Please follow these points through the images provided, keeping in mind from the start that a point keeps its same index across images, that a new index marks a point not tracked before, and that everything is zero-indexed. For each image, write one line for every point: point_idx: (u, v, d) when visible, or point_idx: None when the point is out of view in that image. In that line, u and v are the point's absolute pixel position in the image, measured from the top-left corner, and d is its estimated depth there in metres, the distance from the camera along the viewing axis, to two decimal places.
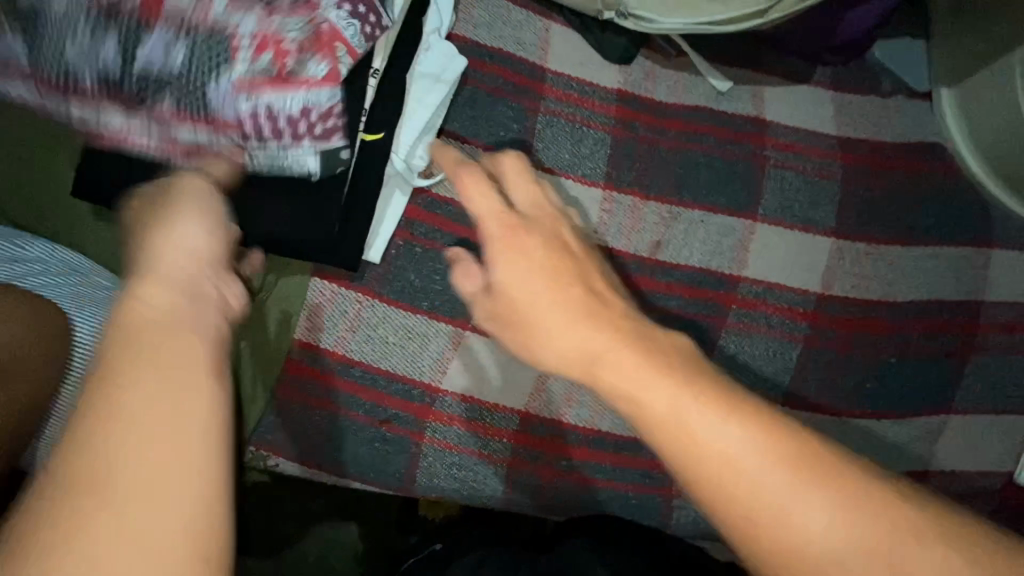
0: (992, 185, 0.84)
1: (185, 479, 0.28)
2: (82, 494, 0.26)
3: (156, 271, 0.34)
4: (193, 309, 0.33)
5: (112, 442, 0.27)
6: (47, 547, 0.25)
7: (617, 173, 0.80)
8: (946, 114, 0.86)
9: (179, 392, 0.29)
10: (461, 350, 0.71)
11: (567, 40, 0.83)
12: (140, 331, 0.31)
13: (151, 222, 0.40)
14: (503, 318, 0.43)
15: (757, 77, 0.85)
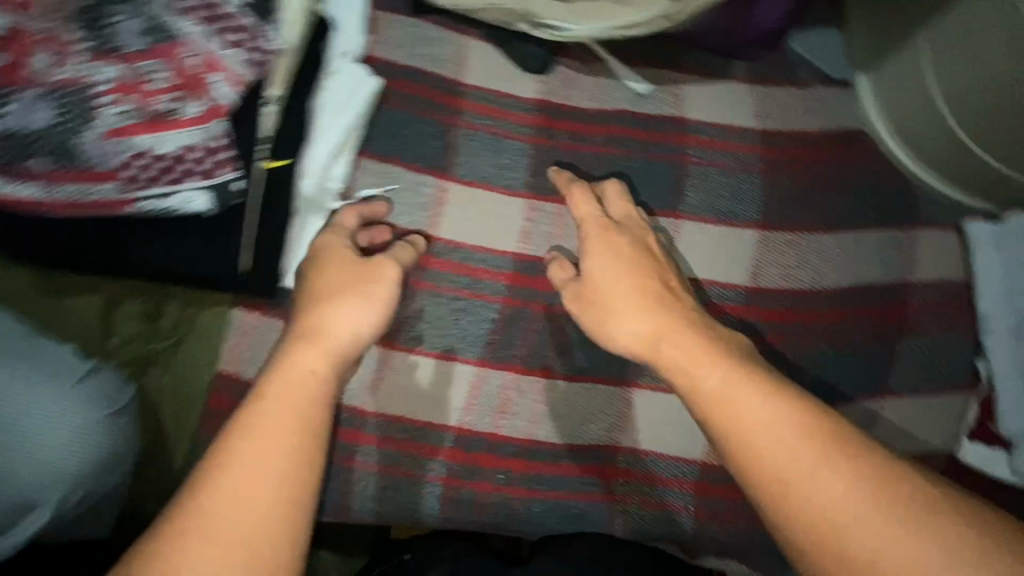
0: (915, 167, 0.85)
1: (289, 452, 0.50)
2: (248, 438, 0.50)
3: (320, 342, 0.58)
4: (328, 381, 0.57)
5: (269, 416, 0.52)
6: (224, 463, 0.48)
7: (539, 181, 0.80)
8: (865, 100, 0.88)
9: (306, 436, 0.52)
10: (390, 364, 0.73)
11: (483, 52, 0.84)
12: (303, 358, 0.57)
13: (338, 275, 0.64)
14: (593, 306, 0.67)
15: (676, 76, 0.86)
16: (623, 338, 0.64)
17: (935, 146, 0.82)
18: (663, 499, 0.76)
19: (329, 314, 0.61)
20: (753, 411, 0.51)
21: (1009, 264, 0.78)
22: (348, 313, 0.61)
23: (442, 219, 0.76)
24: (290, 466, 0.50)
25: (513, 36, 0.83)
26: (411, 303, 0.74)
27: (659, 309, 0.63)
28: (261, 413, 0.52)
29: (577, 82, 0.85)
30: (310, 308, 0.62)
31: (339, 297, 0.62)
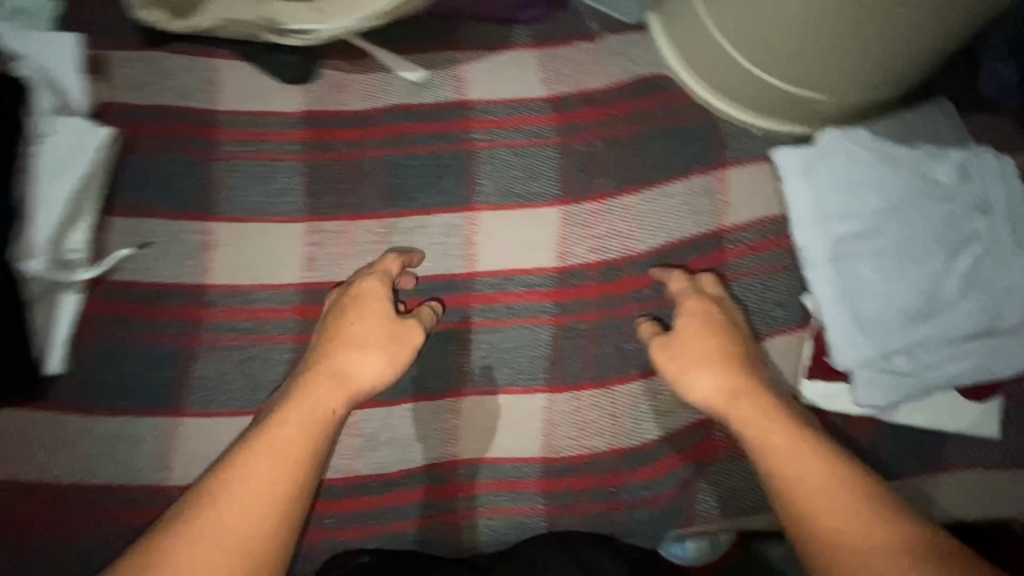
0: (718, 104, 0.79)
1: (291, 479, 0.54)
2: (259, 451, 0.55)
3: (342, 382, 0.62)
4: (340, 415, 0.61)
5: (282, 436, 0.56)
6: (234, 476, 0.53)
7: (317, 201, 0.73)
8: (659, 41, 0.82)
9: (296, 462, 0.55)
10: (180, 432, 0.67)
11: (236, 72, 0.77)
12: (313, 391, 0.61)
13: (340, 334, 0.65)
14: (675, 355, 0.67)
15: (452, 56, 0.80)
16: (698, 403, 0.65)
17: (729, 78, 0.76)
18: (509, 504, 0.74)
19: (354, 358, 0.64)
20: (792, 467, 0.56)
21: (819, 189, 0.73)
22: (365, 365, 0.64)
23: (214, 264, 0.71)
24: (281, 483, 0.54)
25: (265, 49, 0.77)
26: (191, 365, 0.69)
27: (729, 370, 0.64)
28: (263, 435, 0.57)
29: (346, 84, 0.78)
30: (329, 351, 0.64)
31: (357, 354, 0.64)
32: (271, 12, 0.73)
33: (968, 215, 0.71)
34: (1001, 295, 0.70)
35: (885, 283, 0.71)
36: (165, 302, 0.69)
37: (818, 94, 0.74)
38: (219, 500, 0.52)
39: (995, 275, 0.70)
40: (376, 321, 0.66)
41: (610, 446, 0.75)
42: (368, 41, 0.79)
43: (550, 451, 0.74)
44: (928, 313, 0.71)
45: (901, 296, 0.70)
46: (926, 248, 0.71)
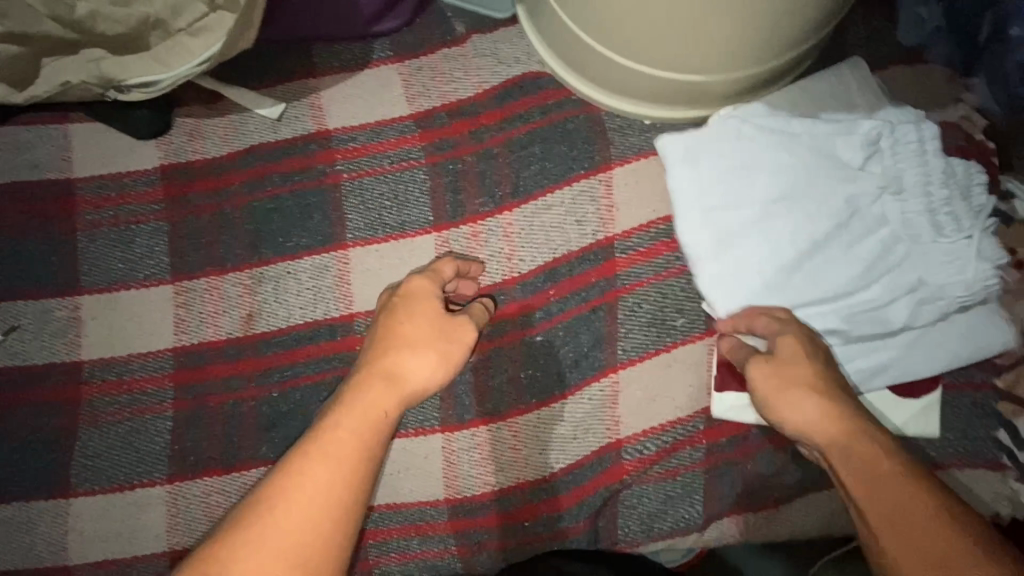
0: (599, 99, 0.72)
1: (347, 489, 0.50)
2: (315, 455, 0.51)
3: (393, 385, 0.57)
4: (394, 420, 0.55)
5: (341, 441, 0.52)
6: (298, 475, 0.50)
7: (184, 260, 0.71)
8: (527, 35, 0.74)
9: (358, 470, 0.51)
10: (71, 511, 0.67)
11: (90, 135, 0.75)
12: (366, 393, 0.56)
13: (395, 328, 0.60)
14: (781, 379, 0.56)
15: (309, 85, 0.75)
16: (786, 425, 0.55)
17: (600, 71, 0.68)
18: (418, 549, 0.71)
19: (401, 359, 0.58)
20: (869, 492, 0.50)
21: (705, 180, 0.65)
22: (412, 367, 0.58)
23: (84, 338, 0.69)
24: (337, 490, 0.50)
25: (114, 106, 0.74)
26: (74, 444, 0.67)
27: (822, 397, 0.54)
28: (323, 434, 0.52)
29: (204, 131, 0.75)
30: (378, 353, 0.59)
31: (406, 357, 0.59)
32: (104, 69, 0.70)
33: (873, 197, 0.63)
34: (915, 284, 0.63)
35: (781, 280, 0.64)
36: (38, 383, 0.68)
37: (701, 76, 0.65)
38: (279, 498, 0.49)
39: (909, 262, 0.63)
40: (425, 323, 0.61)
41: (517, 479, 0.70)
42: (220, 81, 0.75)
43: (453, 493, 0.70)
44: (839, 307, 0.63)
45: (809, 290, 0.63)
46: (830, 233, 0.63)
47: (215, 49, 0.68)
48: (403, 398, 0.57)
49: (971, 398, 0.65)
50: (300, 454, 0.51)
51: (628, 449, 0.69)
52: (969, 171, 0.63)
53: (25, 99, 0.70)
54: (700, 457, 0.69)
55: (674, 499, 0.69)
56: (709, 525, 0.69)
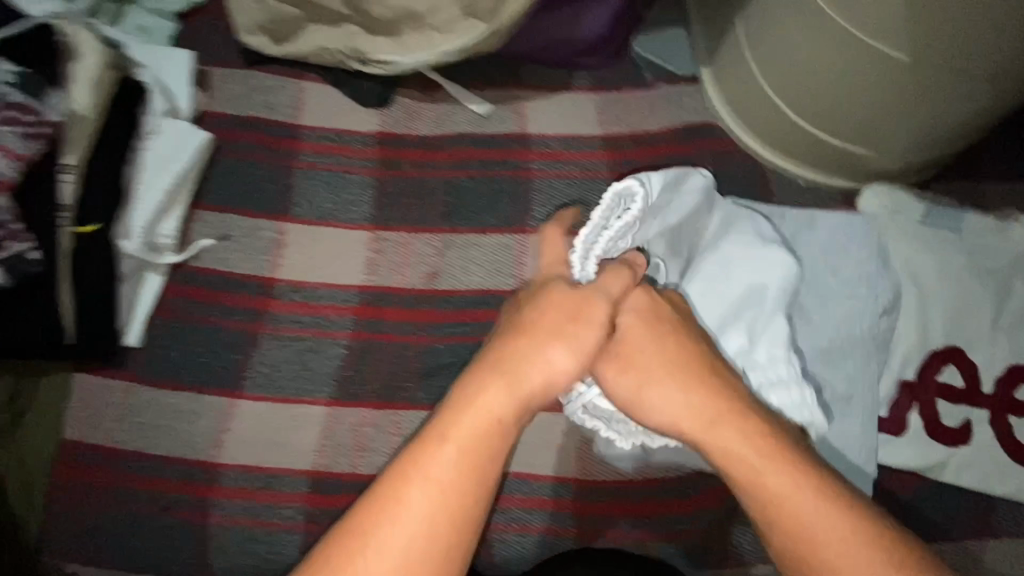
0: (765, 155, 0.83)
1: (447, 521, 0.46)
2: (417, 477, 0.46)
3: (512, 386, 0.50)
4: (511, 431, 0.49)
5: (446, 459, 0.47)
6: (393, 500, 0.46)
7: (384, 213, 0.80)
8: (708, 92, 0.87)
9: (472, 497, 0.47)
10: (236, 411, 0.71)
11: (321, 93, 0.85)
12: (478, 398, 0.49)
13: (528, 312, 0.55)
14: (627, 371, 0.56)
15: (515, 94, 0.87)
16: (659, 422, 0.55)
17: (775, 130, 0.81)
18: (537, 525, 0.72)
19: (529, 352, 0.52)
20: (728, 438, 0.51)
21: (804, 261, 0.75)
22: (540, 364, 0.52)
23: (283, 259, 0.76)
24: (445, 520, 0.45)
25: (350, 74, 0.85)
26: (254, 351, 0.73)
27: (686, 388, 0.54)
28: (427, 454, 0.47)
29: (419, 112, 0.86)
30: (502, 345, 0.53)
31: (535, 350, 0.52)
32: (358, 42, 0.82)
33: (973, 287, 0.75)
34: (1005, 363, 0.73)
35: (898, 338, 0.73)
36: (235, 290, 0.75)
37: (865, 150, 0.77)
38: (378, 527, 0.45)
39: (1001, 344, 0.73)
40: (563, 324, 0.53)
41: (649, 473, 0.73)
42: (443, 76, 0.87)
43: (583, 474, 0.73)
44: (935, 378, 0.72)
45: (893, 357, 0.73)
46: (917, 321, 0.73)
47: (459, 46, 0.80)
48: (521, 406, 0.50)
49: None
50: (396, 478, 0.46)
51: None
52: None
53: (278, 52, 0.83)
54: None
55: None
56: None
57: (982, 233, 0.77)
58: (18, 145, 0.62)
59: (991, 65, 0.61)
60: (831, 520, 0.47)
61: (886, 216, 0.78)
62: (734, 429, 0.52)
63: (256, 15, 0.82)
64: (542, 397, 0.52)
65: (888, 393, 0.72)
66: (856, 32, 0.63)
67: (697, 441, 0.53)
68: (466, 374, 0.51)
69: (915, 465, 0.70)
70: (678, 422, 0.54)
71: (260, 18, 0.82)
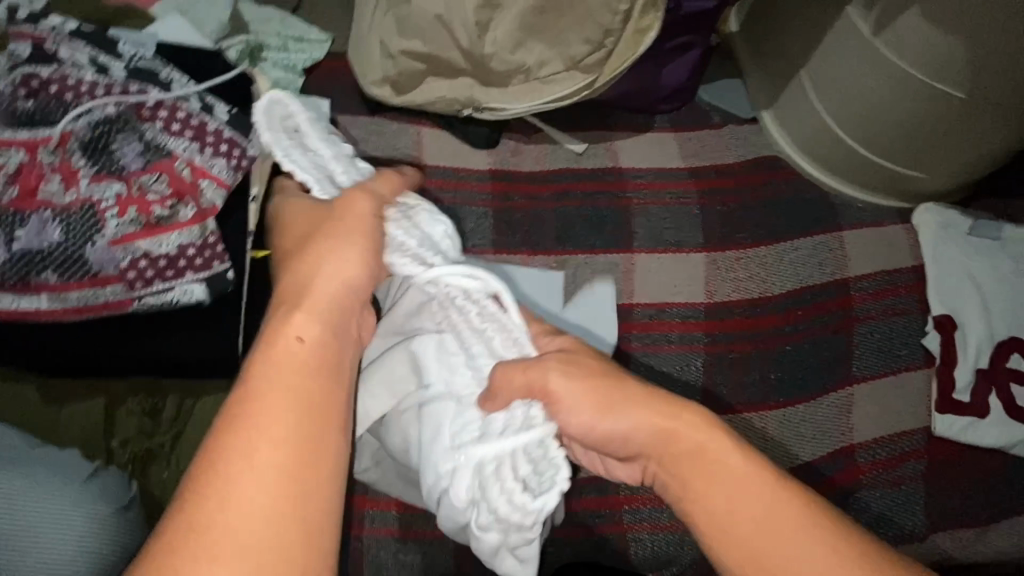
0: (829, 180, 0.95)
1: (283, 461, 0.44)
2: (245, 431, 0.45)
3: (305, 312, 0.52)
4: (323, 349, 0.51)
5: (266, 401, 0.46)
6: (228, 466, 0.43)
7: (504, 238, 0.89)
8: (770, 129, 1.00)
9: (319, 424, 0.47)
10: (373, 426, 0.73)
11: (437, 137, 0.97)
12: (273, 336, 0.50)
13: (312, 238, 0.57)
14: (579, 388, 0.54)
15: (606, 135, 0.99)
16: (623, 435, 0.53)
17: (838, 159, 0.93)
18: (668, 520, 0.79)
19: (309, 276, 0.55)
20: (693, 431, 0.51)
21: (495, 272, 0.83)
22: (319, 292, 0.54)
23: None
24: (299, 454, 0.45)
25: (462, 121, 0.96)
26: None
27: (649, 402, 0.53)
28: (252, 399, 0.46)
29: (523, 151, 0.97)
30: (286, 282, 0.55)
31: (313, 263, 0.55)
32: (474, 92, 0.93)
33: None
34: None
35: (968, 331, 0.84)
36: None
37: (917, 173, 0.90)
38: (230, 478, 0.43)
39: None
40: (337, 242, 0.57)
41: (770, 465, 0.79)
42: (542, 120, 0.98)
43: None
44: (1005, 365, 0.83)
45: (969, 349, 0.83)
46: (980, 317, 0.85)
47: (565, 96, 0.93)
48: (326, 324, 0.52)
49: None
50: (226, 433, 0.45)
51: (866, 450, 0.80)
52: None
53: (399, 101, 0.94)
54: (918, 471, 0.80)
55: (903, 507, 0.78)
56: (929, 534, 0.78)
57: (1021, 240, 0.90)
58: (224, 174, 0.64)
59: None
60: (784, 508, 0.47)
61: (940, 229, 0.90)
62: (688, 431, 0.51)
63: (383, 69, 0.92)
64: (336, 304, 0.54)
65: (970, 379, 0.82)
66: (917, 75, 0.79)
67: (670, 452, 0.52)
68: (265, 331, 0.51)
69: (999, 441, 0.80)
70: (656, 442, 0.52)
71: (389, 71, 0.92)
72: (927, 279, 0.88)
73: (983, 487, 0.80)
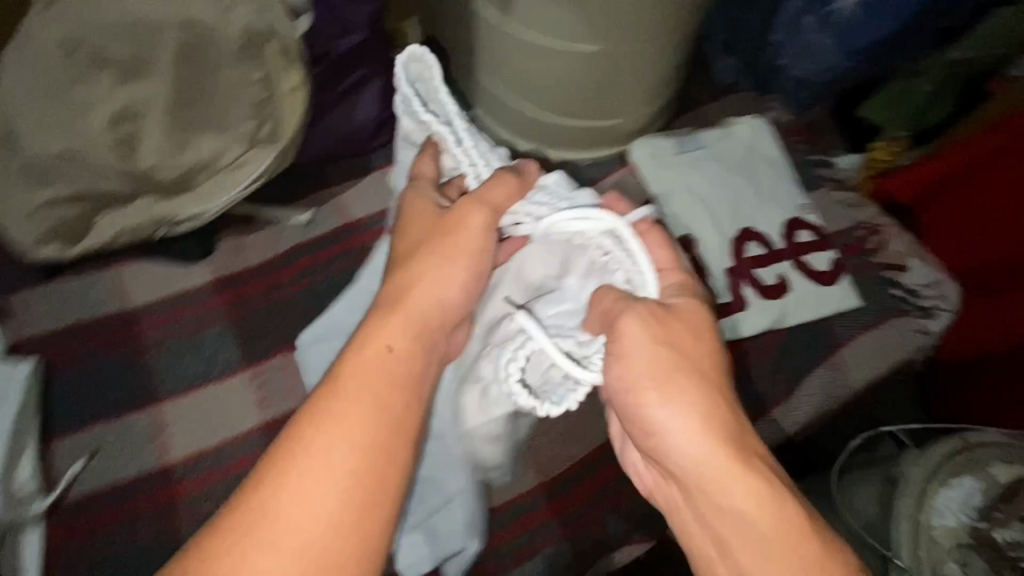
0: (551, 150, 1.01)
1: (338, 484, 0.44)
2: (308, 446, 0.45)
3: (401, 310, 0.53)
4: (408, 365, 0.51)
5: (377, 410, 0.48)
6: (281, 479, 0.44)
7: (252, 347, 0.80)
8: (484, 124, 1.02)
9: (388, 468, 0.47)
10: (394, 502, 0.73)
11: (140, 272, 0.84)
12: (379, 337, 0.51)
13: (431, 240, 0.55)
14: (633, 371, 0.52)
15: (329, 193, 0.94)
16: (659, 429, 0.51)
17: (546, 132, 0.98)
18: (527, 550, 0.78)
19: (409, 269, 0.55)
20: (741, 451, 0.49)
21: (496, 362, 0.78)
22: (452, 281, 0.55)
23: (171, 443, 0.73)
24: (361, 477, 0.45)
25: (161, 241, 0.83)
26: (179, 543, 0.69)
27: (710, 404, 0.50)
28: (338, 407, 0.47)
29: (245, 247, 0.88)
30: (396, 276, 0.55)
31: (424, 261, 0.55)
32: (156, 209, 0.80)
33: (737, 180, 0.96)
34: (780, 221, 0.94)
35: (706, 243, 0.92)
36: (133, 496, 0.70)
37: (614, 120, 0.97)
38: (297, 483, 0.44)
39: (770, 210, 0.94)
40: (452, 245, 0.55)
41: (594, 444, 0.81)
42: (253, 204, 0.89)
43: (540, 478, 0.80)
44: (746, 255, 0.91)
45: (711, 256, 0.91)
46: (711, 225, 0.92)
47: (260, 173, 0.82)
48: (419, 333, 0.53)
49: (868, 281, 0.92)
50: (317, 423, 0.46)
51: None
52: (778, 150, 1.00)
53: (76, 253, 0.79)
54: None
55: None
56: None
57: (719, 140, 0.99)
58: None
59: (659, 29, 0.83)
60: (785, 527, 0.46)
61: (652, 159, 0.96)
62: (735, 442, 0.49)
63: (37, 230, 0.77)
64: (426, 306, 0.54)
65: (723, 282, 0.89)
66: (565, 41, 0.82)
67: (700, 465, 0.49)
68: (372, 317, 0.53)
69: (765, 324, 0.87)
70: (708, 450, 0.49)
71: (41, 229, 0.77)
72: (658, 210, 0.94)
73: (774, 368, 0.87)
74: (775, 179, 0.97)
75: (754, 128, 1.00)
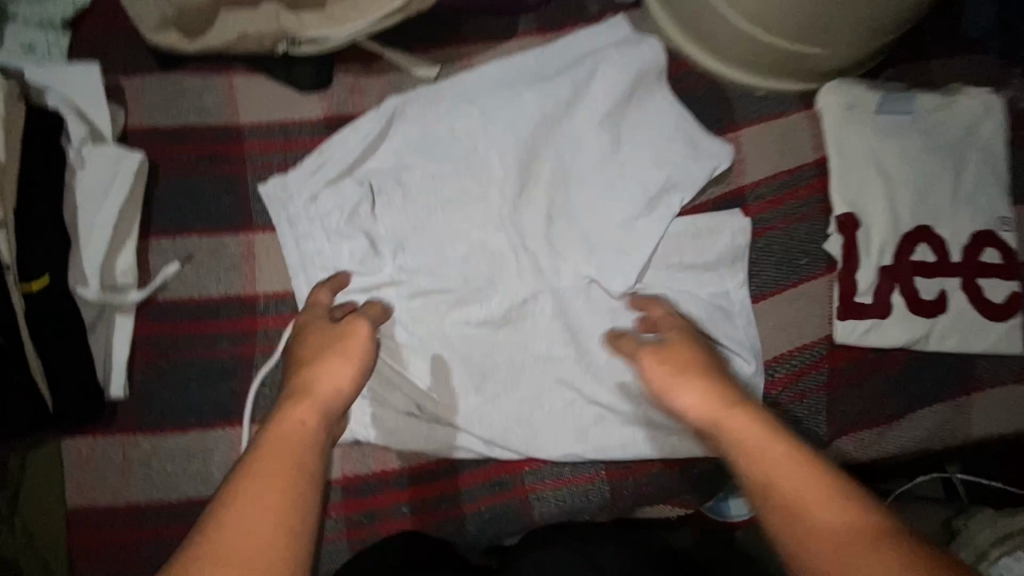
0: (726, 72, 0.83)
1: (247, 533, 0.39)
2: (245, 471, 0.43)
3: (313, 395, 0.51)
4: (321, 436, 0.48)
5: (301, 462, 0.45)
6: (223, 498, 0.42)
7: None
8: (656, 18, 0.85)
9: (301, 464, 0.45)
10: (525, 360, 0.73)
11: (254, 86, 0.78)
12: (298, 406, 0.50)
13: (319, 347, 0.58)
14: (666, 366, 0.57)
15: (462, 51, 0.82)
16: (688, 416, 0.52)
17: (736, 45, 0.79)
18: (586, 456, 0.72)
19: (325, 364, 0.55)
20: (746, 431, 0.47)
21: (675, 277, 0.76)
22: (333, 372, 0.54)
23: (258, 273, 0.71)
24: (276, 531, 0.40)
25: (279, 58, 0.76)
26: (250, 372, 0.69)
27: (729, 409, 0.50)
28: (255, 464, 0.44)
29: (362, 87, 0.80)
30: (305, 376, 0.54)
31: (328, 363, 0.55)
32: (282, 22, 0.72)
33: (940, 168, 0.79)
34: (967, 227, 0.78)
35: (871, 227, 0.78)
36: (215, 315, 0.70)
37: (825, 54, 0.76)
38: (217, 527, 0.39)
39: (961, 213, 0.78)
40: (337, 357, 0.56)
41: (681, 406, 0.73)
42: (380, 44, 0.80)
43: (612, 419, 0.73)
44: (910, 256, 0.77)
45: (874, 245, 0.77)
46: (886, 208, 0.78)
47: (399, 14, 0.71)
48: (324, 413, 0.50)
49: None
50: (257, 451, 0.45)
51: (783, 363, 0.76)
52: (1002, 146, 0.80)
53: (195, 49, 0.73)
54: (821, 378, 0.76)
55: (810, 422, 0.75)
56: (832, 442, 0.76)
57: (932, 111, 0.81)
58: None
59: None
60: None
61: (845, 112, 0.80)
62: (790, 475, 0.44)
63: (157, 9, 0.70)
64: (330, 397, 0.52)
65: (872, 279, 0.77)
66: None
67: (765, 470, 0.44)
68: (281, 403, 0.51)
69: (905, 340, 0.76)
70: (708, 421, 0.50)
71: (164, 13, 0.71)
72: (830, 172, 0.79)
73: (889, 385, 0.77)
74: (984, 175, 0.79)
75: (983, 109, 0.81)
